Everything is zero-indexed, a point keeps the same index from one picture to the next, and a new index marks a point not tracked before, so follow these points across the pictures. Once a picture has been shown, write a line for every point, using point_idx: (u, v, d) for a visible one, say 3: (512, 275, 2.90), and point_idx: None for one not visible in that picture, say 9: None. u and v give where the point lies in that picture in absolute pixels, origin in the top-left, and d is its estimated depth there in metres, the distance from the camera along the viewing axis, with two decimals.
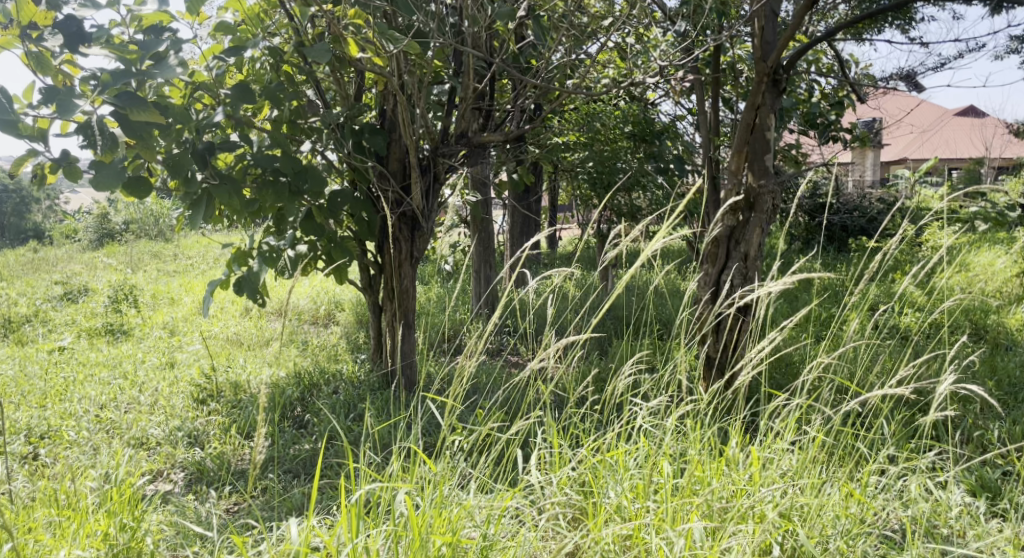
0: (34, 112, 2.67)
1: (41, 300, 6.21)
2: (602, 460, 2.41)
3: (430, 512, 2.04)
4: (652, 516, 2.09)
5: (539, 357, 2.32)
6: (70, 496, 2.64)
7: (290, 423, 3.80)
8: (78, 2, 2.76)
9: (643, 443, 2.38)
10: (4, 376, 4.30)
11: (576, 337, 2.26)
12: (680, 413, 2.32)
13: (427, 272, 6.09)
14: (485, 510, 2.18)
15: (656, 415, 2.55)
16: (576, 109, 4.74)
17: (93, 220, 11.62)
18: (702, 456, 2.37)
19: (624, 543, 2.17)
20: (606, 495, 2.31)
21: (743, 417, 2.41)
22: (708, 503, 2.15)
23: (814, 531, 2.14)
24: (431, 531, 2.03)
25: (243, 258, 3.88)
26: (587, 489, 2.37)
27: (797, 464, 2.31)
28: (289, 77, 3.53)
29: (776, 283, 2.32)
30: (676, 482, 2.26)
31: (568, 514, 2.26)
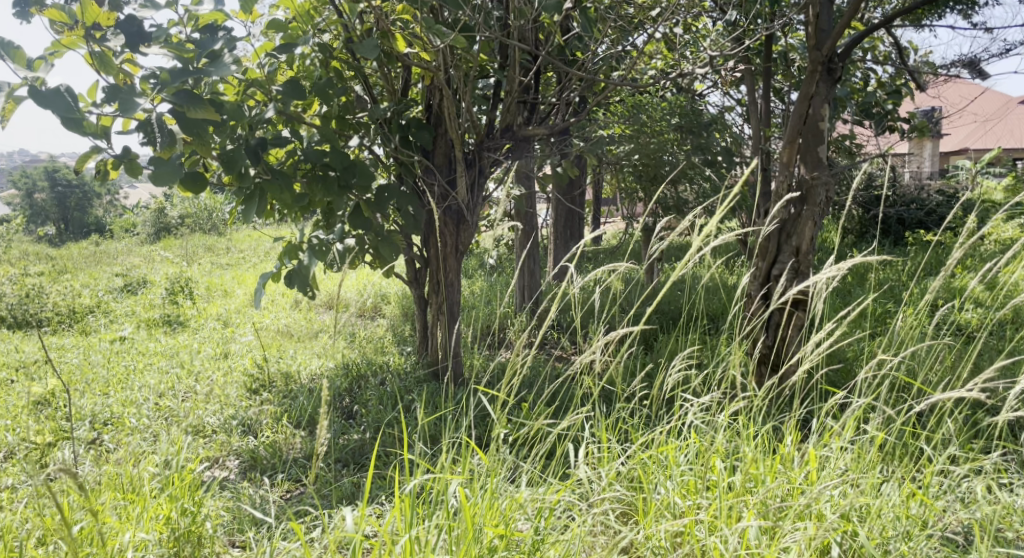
0: (98, 111, 2.76)
1: (102, 292, 6.43)
2: (652, 455, 2.40)
3: (482, 504, 2.07)
4: (706, 513, 2.08)
5: (587, 351, 2.32)
6: (133, 480, 2.73)
7: (341, 414, 3.86)
8: (140, 2, 2.84)
9: (694, 439, 2.37)
10: (68, 365, 4.47)
11: (625, 331, 2.25)
12: (731, 410, 2.30)
13: (473, 266, 6.13)
14: (536, 503, 2.20)
15: (706, 411, 2.52)
16: (623, 101, 4.70)
17: (150, 215, 11.91)
18: (755, 454, 2.34)
19: (676, 539, 2.17)
20: (657, 491, 2.30)
21: (797, 416, 2.38)
22: (763, 502, 2.13)
23: (874, 532, 2.09)
24: (483, 521, 2.05)
25: (294, 251, 3.96)
26: (637, 485, 2.37)
27: (856, 464, 2.27)
28: (338, 73, 3.57)
29: (830, 271, 2.30)
30: (728, 480, 2.24)
31: (618, 509, 2.26)
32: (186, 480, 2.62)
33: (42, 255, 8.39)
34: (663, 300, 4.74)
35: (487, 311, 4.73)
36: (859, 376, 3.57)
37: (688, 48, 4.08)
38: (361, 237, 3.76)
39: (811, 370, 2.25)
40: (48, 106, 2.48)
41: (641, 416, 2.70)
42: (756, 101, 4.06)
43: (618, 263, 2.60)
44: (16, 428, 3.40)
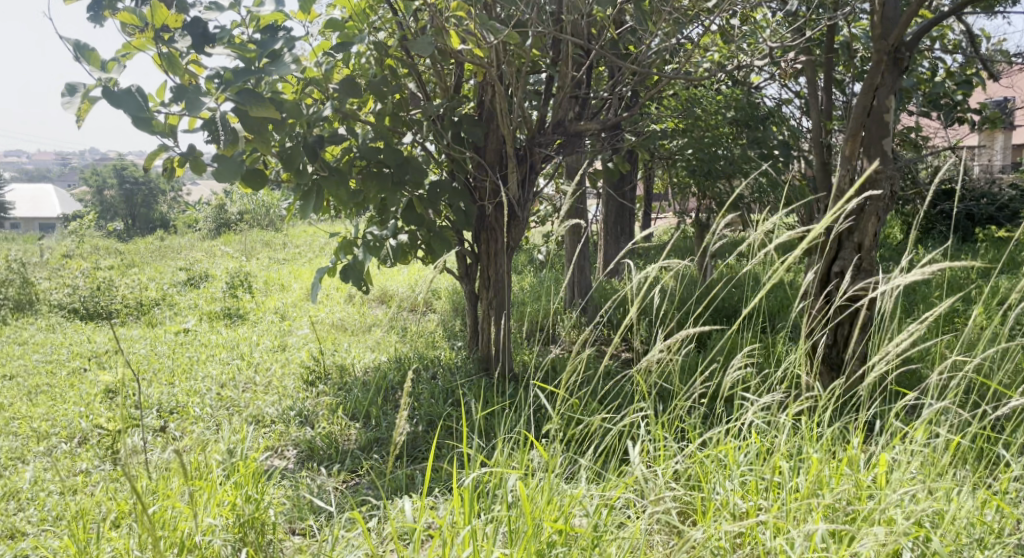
0: (165, 110, 2.86)
1: (167, 285, 6.65)
2: (710, 454, 2.38)
3: (540, 498, 2.07)
4: (770, 515, 2.06)
5: (655, 350, 2.20)
6: (200, 465, 2.82)
7: (395, 407, 3.92)
8: (204, 5, 2.93)
9: (755, 439, 2.35)
10: (135, 355, 4.63)
11: (696, 331, 2.17)
12: (793, 410, 2.26)
13: (523, 262, 6.14)
14: (595, 501, 2.20)
15: (767, 410, 2.48)
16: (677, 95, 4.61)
17: (211, 211, 12.27)
18: (820, 455, 2.31)
19: (737, 541, 2.15)
20: (716, 492, 2.28)
21: (864, 418, 2.32)
22: (829, 505, 2.10)
23: (948, 538, 2.05)
24: (544, 517, 2.06)
25: (349, 246, 4.03)
26: (695, 484, 2.36)
27: (927, 469, 2.22)
28: (392, 71, 3.62)
29: (907, 277, 2.10)
30: (791, 481, 2.21)
31: (676, 507, 2.25)
32: (251, 467, 2.69)
33: (110, 250, 8.72)
34: (719, 298, 4.69)
35: (537, 307, 4.73)
36: (927, 379, 3.49)
37: (746, 39, 4.01)
38: (414, 233, 3.81)
39: (883, 370, 2.19)
40: (119, 106, 2.57)
41: (697, 413, 2.67)
42: (816, 93, 3.87)
43: (674, 260, 2.50)
44: (88, 414, 3.53)
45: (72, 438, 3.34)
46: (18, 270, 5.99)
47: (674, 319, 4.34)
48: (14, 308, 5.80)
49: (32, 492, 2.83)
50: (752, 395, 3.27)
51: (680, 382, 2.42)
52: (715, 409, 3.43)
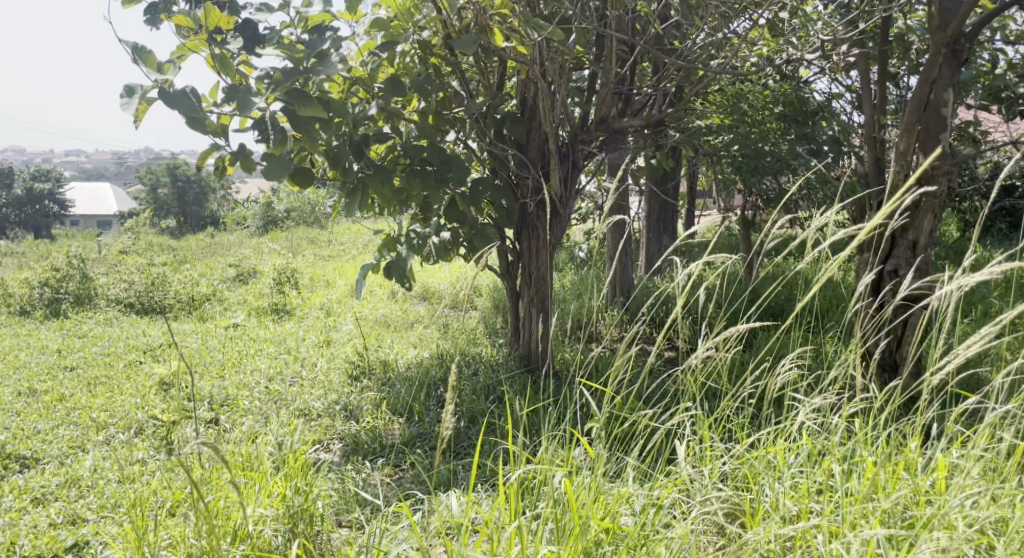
0: (218, 110, 2.94)
1: (217, 281, 6.81)
2: (758, 455, 2.36)
3: (587, 495, 2.09)
4: (823, 519, 2.04)
5: (700, 349, 2.18)
6: (252, 456, 2.89)
7: (437, 403, 3.97)
8: (255, 7, 3.00)
9: (806, 441, 2.32)
10: (187, 349, 4.76)
11: (745, 330, 2.14)
12: (846, 412, 2.23)
13: (564, 259, 6.14)
14: (642, 500, 2.20)
15: (818, 412, 2.45)
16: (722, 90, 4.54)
17: (259, 209, 12.53)
18: (874, 459, 2.27)
19: (788, 543, 2.13)
20: (765, 493, 2.27)
21: (923, 422, 2.28)
22: (885, 510, 2.07)
23: (1012, 546, 2.00)
24: (591, 514, 2.07)
25: (392, 244, 4.09)
26: (743, 485, 2.34)
27: (989, 475, 2.17)
28: (437, 69, 3.65)
29: (971, 276, 2.05)
30: (845, 484, 2.18)
31: (726, 508, 2.24)
32: (301, 460, 2.74)
33: (163, 246, 8.96)
34: (766, 298, 4.64)
35: (579, 305, 4.73)
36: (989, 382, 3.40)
37: (795, 32, 3.95)
38: (457, 231, 3.84)
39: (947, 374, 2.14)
40: (174, 106, 2.65)
41: (744, 413, 2.64)
42: (869, 86, 3.69)
43: (723, 255, 2.32)
44: (144, 406, 3.64)
45: (129, 428, 3.45)
46: (77, 266, 6.20)
47: (719, 318, 4.30)
48: (74, 303, 6.01)
49: (91, 479, 2.92)
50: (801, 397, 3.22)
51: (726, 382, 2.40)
52: (762, 409, 3.40)
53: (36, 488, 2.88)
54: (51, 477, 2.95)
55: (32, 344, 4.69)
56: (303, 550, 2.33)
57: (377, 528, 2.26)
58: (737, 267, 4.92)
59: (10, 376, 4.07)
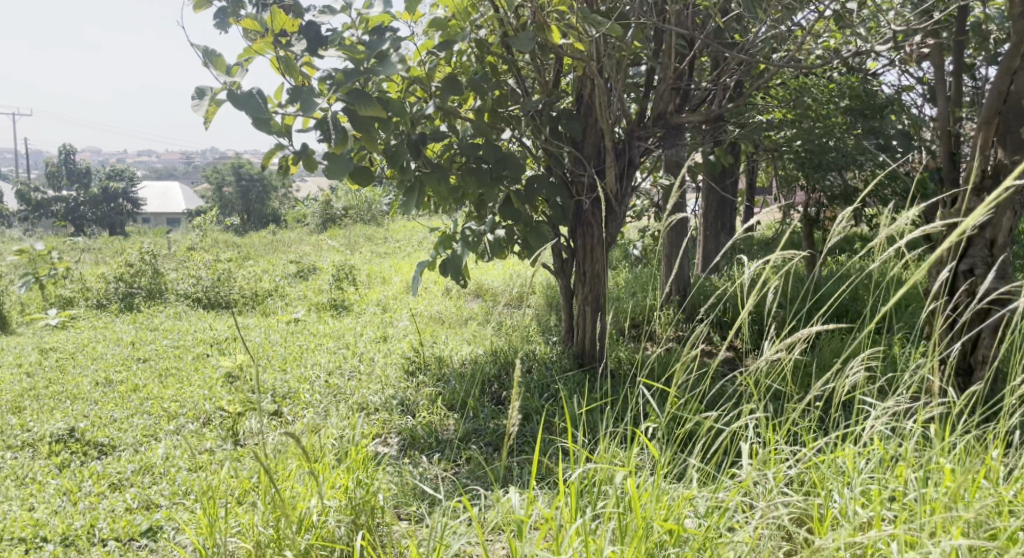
0: (282, 111, 3.02)
1: (279, 277, 6.99)
2: (825, 460, 2.32)
3: (650, 497, 2.08)
4: (898, 527, 1.99)
5: (766, 352, 2.14)
6: (316, 447, 2.96)
7: (492, 400, 4.00)
8: (318, 9, 3.08)
9: (877, 446, 2.27)
10: (250, 343, 4.90)
11: (814, 331, 2.10)
12: (921, 418, 2.18)
13: (618, 257, 6.11)
14: (707, 502, 2.19)
15: (888, 417, 2.39)
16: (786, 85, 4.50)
17: (319, 207, 12.82)
18: (950, 465, 2.22)
19: (859, 550, 2.10)
20: (833, 498, 2.23)
21: (1003, 429, 2.22)
22: (964, 519, 2.01)
23: None
24: (655, 516, 2.07)
25: (449, 241, 4.12)
26: (810, 490, 2.31)
27: None
28: (493, 67, 3.67)
29: None
30: (918, 492, 2.13)
31: (793, 513, 2.21)
32: (363, 453, 2.79)
33: (228, 243, 9.23)
34: (831, 300, 4.54)
35: (632, 303, 4.70)
36: None
37: (864, 24, 3.84)
38: (512, 229, 3.85)
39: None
40: (241, 108, 2.73)
41: (809, 417, 2.59)
42: (943, 78, 3.56)
43: (792, 252, 2.28)
44: (212, 397, 3.77)
45: (197, 418, 3.57)
46: (149, 262, 6.44)
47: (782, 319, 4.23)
48: (145, 297, 6.25)
49: (164, 467, 3.04)
50: (869, 401, 3.13)
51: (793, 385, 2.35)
52: (825, 412, 3.32)
53: (113, 474, 3.01)
54: (127, 463, 3.08)
55: (108, 336, 4.89)
56: (365, 541, 2.38)
57: (437, 522, 2.30)
58: (799, 266, 4.81)
59: (88, 366, 4.26)
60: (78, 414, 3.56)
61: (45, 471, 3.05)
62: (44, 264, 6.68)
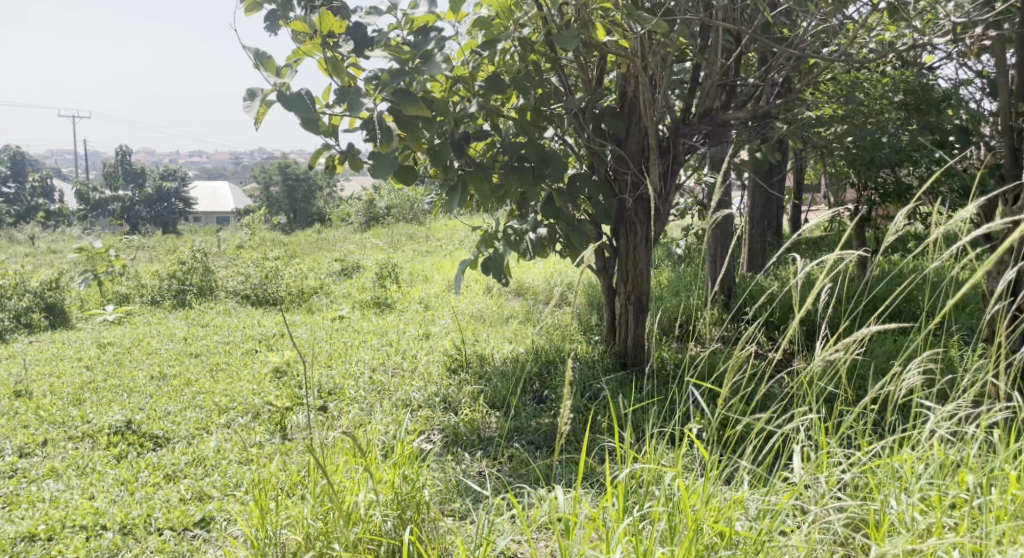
0: (330, 111, 3.07)
1: (324, 275, 7.10)
2: (881, 464, 2.28)
3: (703, 499, 2.07)
4: (959, 536, 1.95)
5: (823, 354, 2.08)
6: (363, 441, 3.00)
7: (534, 398, 4.01)
8: (365, 10, 3.12)
9: (935, 450, 2.22)
10: (297, 339, 4.99)
11: (876, 332, 2.03)
12: (983, 423, 2.12)
13: (661, 256, 6.07)
14: (759, 505, 2.16)
15: (949, 422, 2.33)
16: (837, 80, 4.45)
17: (362, 206, 12.99)
18: (1014, 473, 2.16)
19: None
20: (889, 504, 2.19)
21: None
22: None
23: None
24: (707, 519, 2.06)
25: (489, 240, 4.07)
26: (864, 494, 2.27)
27: None
28: (536, 66, 3.68)
29: None
30: (980, 499, 2.08)
31: (849, 518, 2.17)
32: (409, 450, 2.82)
33: (275, 241, 9.40)
34: (884, 305, 4.45)
35: (675, 302, 4.66)
36: None
37: (919, 18, 3.74)
38: (554, 227, 3.84)
39: None
40: (290, 109, 2.78)
41: (863, 420, 2.54)
42: (1004, 70, 3.38)
43: (847, 250, 2.22)
44: (260, 392, 3.85)
45: (247, 412, 3.65)
46: (200, 260, 6.59)
47: (833, 321, 4.15)
48: (197, 294, 6.40)
49: (215, 459, 3.12)
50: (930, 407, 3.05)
51: (847, 388, 2.30)
52: (880, 416, 3.24)
53: (167, 465, 3.09)
54: (180, 455, 3.16)
55: (161, 332, 5.03)
56: (411, 536, 2.41)
57: (483, 519, 2.31)
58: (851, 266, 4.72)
59: (143, 361, 4.38)
60: (134, 407, 3.67)
61: (104, 461, 3.14)
62: (101, 261, 6.89)
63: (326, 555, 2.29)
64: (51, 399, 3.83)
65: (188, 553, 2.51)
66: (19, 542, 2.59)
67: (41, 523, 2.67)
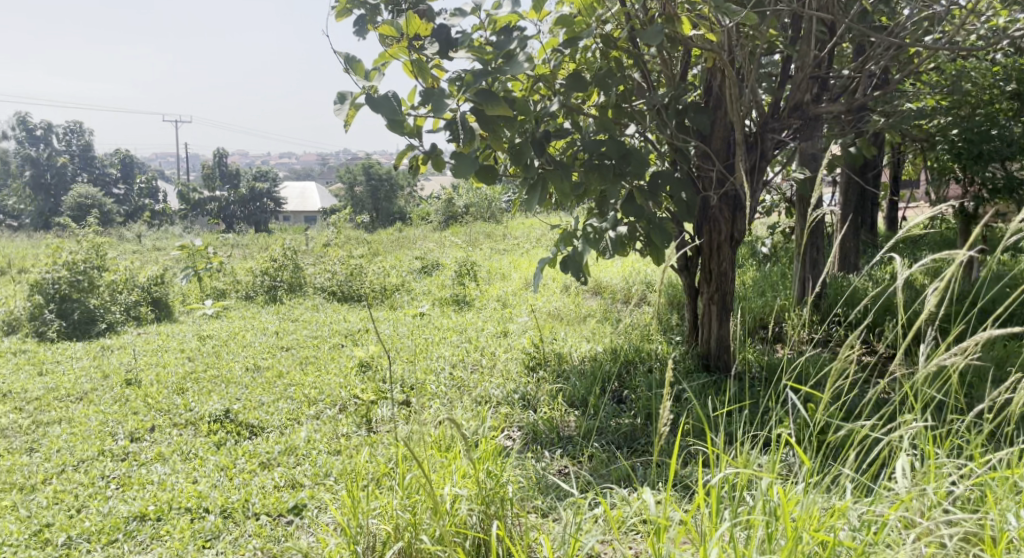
0: (414, 112, 3.14)
1: (405, 273, 7.26)
2: (996, 477, 2.18)
3: (801, 508, 2.03)
4: None
5: (937, 360, 1.98)
6: (447, 435, 3.06)
7: (614, 398, 3.99)
8: (450, 12, 3.18)
9: None
10: (381, 335, 5.13)
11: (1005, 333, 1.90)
12: None
13: (744, 254, 5.95)
14: (861, 515, 2.10)
15: None
16: (941, 69, 4.34)
17: (442, 205, 13.21)
18: None
19: None
20: (1005, 520, 2.10)
21: None
22: None
23: None
24: (806, 528, 2.02)
25: (569, 239, 4.09)
26: (975, 507, 2.18)
27: None
28: (618, 62, 3.66)
29: None
30: None
31: (962, 533, 2.09)
32: (492, 445, 2.86)
33: (358, 239, 9.66)
34: (997, 310, 4.24)
35: (760, 303, 4.56)
36: None
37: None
38: (634, 225, 3.81)
39: None
40: (378, 111, 2.86)
41: (977, 430, 2.41)
42: None
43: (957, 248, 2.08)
44: (347, 385, 3.97)
45: (335, 404, 3.78)
46: (290, 257, 6.83)
47: (939, 327, 3.97)
48: (287, 290, 6.64)
49: (306, 449, 3.24)
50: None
51: (965, 399, 2.18)
52: (993, 427, 3.08)
53: (262, 453, 3.23)
54: (274, 444, 3.30)
55: (255, 326, 5.25)
56: (493, 532, 2.45)
57: (568, 517, 2.33)
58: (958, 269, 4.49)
59: (239, 353, 4.58)
60: (232, 397, 3.85)
61: (205, 448, 3.31)
62: (200, 259, 7.24)
63: (415, 546, 2.35)
64: (157, 387, 4.05)
65: (284, 538, 2.62)
66: (132, 521, 2.76)
67: (150, 504, 2.84)
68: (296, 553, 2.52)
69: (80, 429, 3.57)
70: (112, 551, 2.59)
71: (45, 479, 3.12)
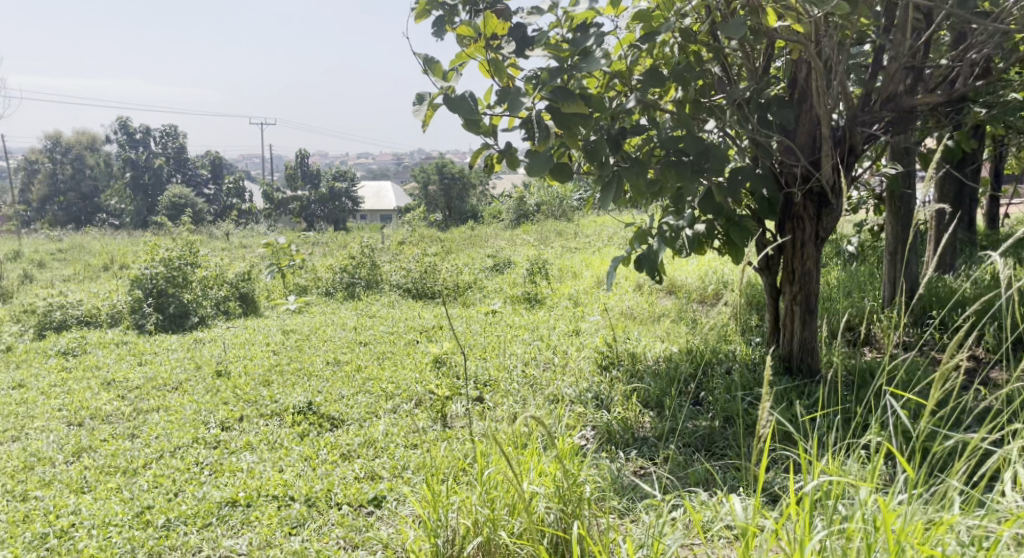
0: (491, 111, 3.17)
1: (477, 270, 7.33)
2: None
3: (900, 517, 1.96)
4: None
5: None
6: (523, 432, 3.08)
7: (690, 399, 3.94)
8: (527, 10, 3.19)
9: None
10: (455, 332, 5.20)
11: None
12: None
13: (825, 254, 5.77)
14: (966, 530, 2.02)
15: None
16: None
17: (513, 203, 13.28)
18: None
19: None
20: None
21: None
22: None
23: None
24: (908, 541, 1.95)
25: (644, 236, 4.05)
26: None
27: None
28: (698, 56, 3.59)
29: None
30: None
31: None
32: (568, 444, 2.86)
33: (431, 237, 9.80)
34: None
35: (843, 304, 4.41)
36: None
37: None
38: (712, 223, 3.75)
39: None
40: (456, 111, 2.90)
41: None
42: None
43: None
44: (422, 381, 4.03)
45: (411, 399, 3.85)
46: (368, 255, 6.97)
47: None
48: (364, 287, 6.79)
49: (385, 442, 3.31)
50: None
51: None
52: None
53: (343, 444, 3.32)
54: (354, 437, 3.38)
55: (335, 321, 5.39)
56: (569, 531, 2.46)
57: (648, 519, 2.32)
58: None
59: (319, 348, 4.72)
60: (314, 390, 3.96)
61: (289, 438, 3.42)
62: (284, 256, 7.47)
63: (494, 542, 2.38)
64: (244, 379, 4.20)
65: (365, 528, 2.70)
66: (224, 506, 2.88)
67: (240, 491, 2.95)
68: (377, 544, 2.59)
69: (175, 417, 3.73)
70: (206, 534, 2.71)
71: (145, 464, 3.27)
